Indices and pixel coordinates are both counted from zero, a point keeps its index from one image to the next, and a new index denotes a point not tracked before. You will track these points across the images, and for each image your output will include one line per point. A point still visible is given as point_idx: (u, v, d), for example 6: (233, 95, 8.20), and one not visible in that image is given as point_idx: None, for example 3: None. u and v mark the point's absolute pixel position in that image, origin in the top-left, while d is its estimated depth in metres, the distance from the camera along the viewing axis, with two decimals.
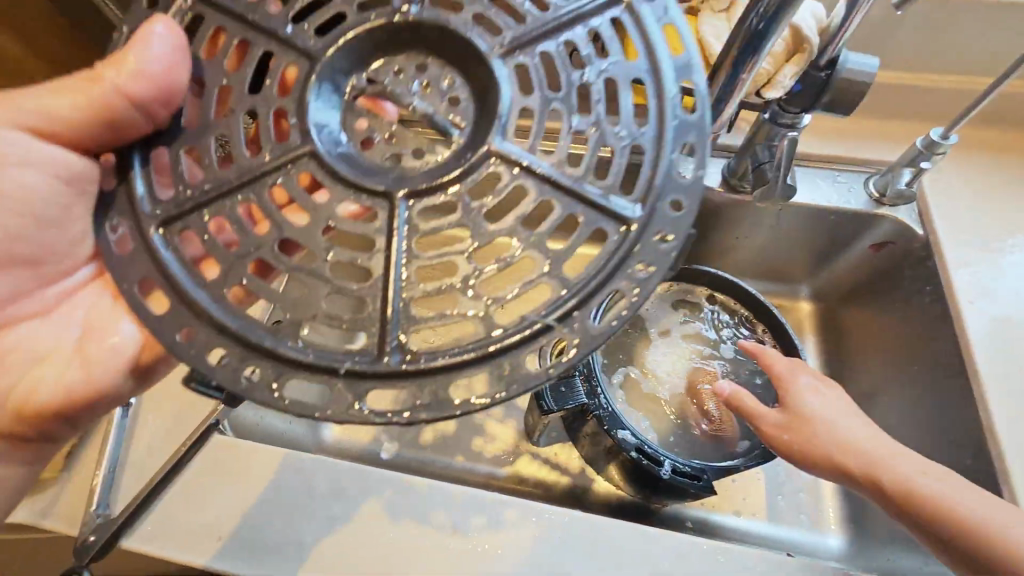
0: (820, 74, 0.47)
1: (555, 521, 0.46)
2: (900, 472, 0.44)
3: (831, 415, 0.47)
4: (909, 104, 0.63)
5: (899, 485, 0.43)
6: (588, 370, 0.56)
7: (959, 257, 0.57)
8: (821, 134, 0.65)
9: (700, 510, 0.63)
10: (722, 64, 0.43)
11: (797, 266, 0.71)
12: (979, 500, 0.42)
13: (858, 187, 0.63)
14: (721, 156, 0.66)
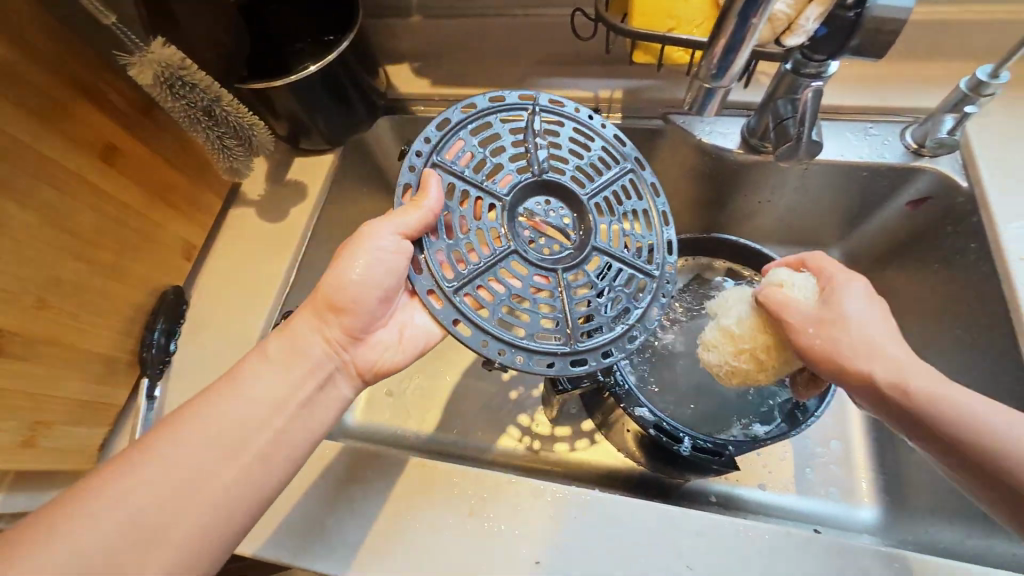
0: (847, 14, 0.42)
1: (569, 502, 0.44)
2: (918, 390, 0.39)
3: (897, 354, 0.41)
4: (952, 43, 0.57)
5: (902, 390, 0.40)
6: None
7: (1009, 211, 0.52)
8: (851, 84, 0.60)
9: (725, 485, 0.62)
10: (730, 7, 0.35)
11: (827, 229, 0.67)
12: (959, 391, 0.39)
13: (893, 140, 0.58)
14: (739, 115, 0.62)
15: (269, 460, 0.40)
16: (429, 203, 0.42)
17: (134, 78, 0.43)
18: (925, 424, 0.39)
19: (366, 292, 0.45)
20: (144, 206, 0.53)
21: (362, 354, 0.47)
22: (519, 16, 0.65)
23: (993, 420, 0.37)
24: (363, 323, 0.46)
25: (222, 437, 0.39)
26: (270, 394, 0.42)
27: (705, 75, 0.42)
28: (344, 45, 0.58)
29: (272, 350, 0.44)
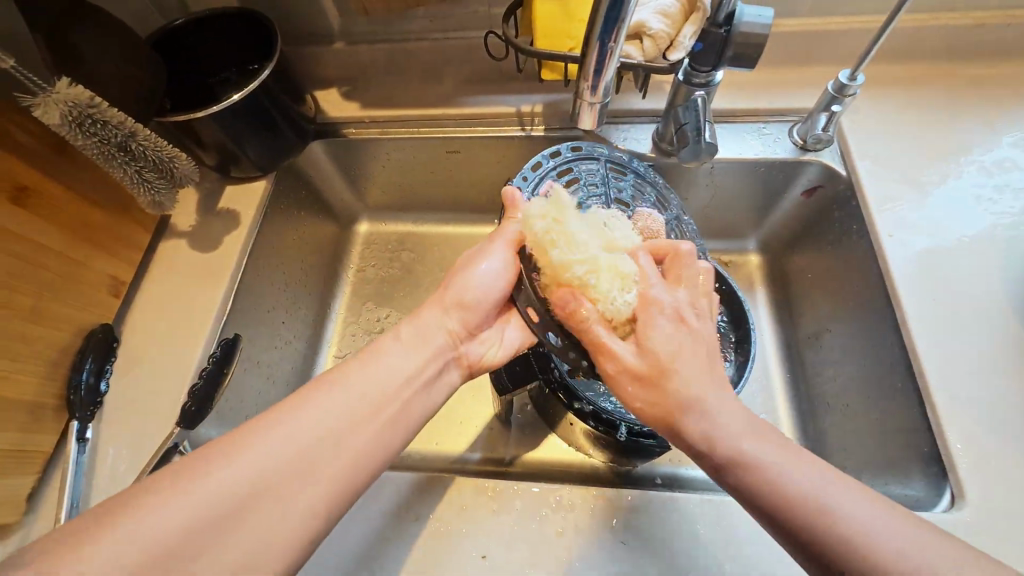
0: (719, 31, 0.47)
1: (509, 495, 0.46)
2: (767, 472, 0.34)
3: (762, 449, 0.35)
4: (824, 50, 0.65)
5: (733, 453, 0.35)
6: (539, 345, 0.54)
7: (879, 195, 0.59)
8: (743, 89, 0.67)
9: (669, 466, 0.64)
10: (590, 35, 0.40)
11: (741, 221, 0.72)
12: (827, 488, 0.33)
13: (783, 138, 0.64)
14: (650, 122, 0.67)
15: (397, 423, 0.40)
16: (522, 211, 0.48)
17: (40, 119, 0.42)
18: (766, 509, 0.34)
19: (493, 291, 0.47)
20: (65, 246, 0.52)
21: (474, 347, 0.49)
22: (439, 38, 0.69)
23: (887, 525, 0.32)
24: (482, 317, 0.48)
25: (366, 400, 0.39)
26: (403, 368, 0.43)
27: (585, 93, 0.46)
28: (266, 73, 0.59)
29: (407, 333, 0.45)
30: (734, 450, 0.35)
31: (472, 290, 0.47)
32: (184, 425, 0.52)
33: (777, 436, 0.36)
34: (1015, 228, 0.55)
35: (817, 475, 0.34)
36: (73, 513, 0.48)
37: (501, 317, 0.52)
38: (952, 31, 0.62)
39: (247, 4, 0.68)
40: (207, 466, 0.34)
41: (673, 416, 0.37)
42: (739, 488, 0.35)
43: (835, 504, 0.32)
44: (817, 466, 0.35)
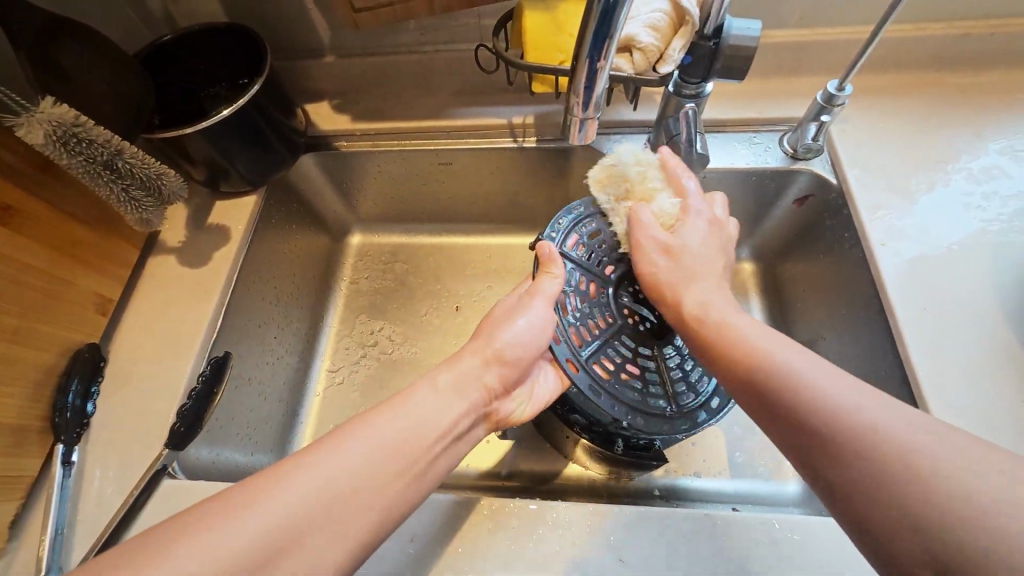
0: (708, 44, 0.48)
1: (506, 512, 0.45)
2: (822, 399, 0.33)
3: (815, 372, 0.35)
4: (811, 60, 0.65)
5: (766, 375, 0.37)
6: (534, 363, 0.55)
7: (870, 203, 0.59)
8: (733, 99, 0.67)
9: (667, 477, 0.63)
10: (579, 52, 0.40)
11: (734, 229, 0.73)
12: (878, 409, 0.31)
13: (773, 147, 0.65)
14: (642, 133, 0.67)
15: (423, 479, 0.40)
16: (559, 270, 0.50)
17: (24, 140, 0.42)
18: (791, 411, 0.34)
19: (530, 348, 0.48)
20: (50, 265, 0.51)
21: (504, 404, 0.49)
22: (431, 51, 0.69)
23: (957, 449, 0.28)
24: (518, 372, 0.48)
25: (401, 449, 0.39)
26: (438, 422, 0.42)
27: (574, 108, 0.46)
28: (255, 88, 0.58)
29: (444, 382, 0.45)
30: (765, 376, 0.37)
31: (511, 344, 0.47)
32: (172, 446, 0.51)
33: (828, 363, 0.36)
34: (1003, 234, 0.55)
35: (887, 409, 0.31)
36: (57, 540, 0.47)
37: (535, 370, 0.53)
38: (936, 40, 0.63)
39: (236, 19, 0.67)
40: (232, 511, 0.33)
41: (715, 352, 0.42)
42: (778, 404, 0.35)
43: (897, 437, 0.29)
44: (877, 397, 0.32)
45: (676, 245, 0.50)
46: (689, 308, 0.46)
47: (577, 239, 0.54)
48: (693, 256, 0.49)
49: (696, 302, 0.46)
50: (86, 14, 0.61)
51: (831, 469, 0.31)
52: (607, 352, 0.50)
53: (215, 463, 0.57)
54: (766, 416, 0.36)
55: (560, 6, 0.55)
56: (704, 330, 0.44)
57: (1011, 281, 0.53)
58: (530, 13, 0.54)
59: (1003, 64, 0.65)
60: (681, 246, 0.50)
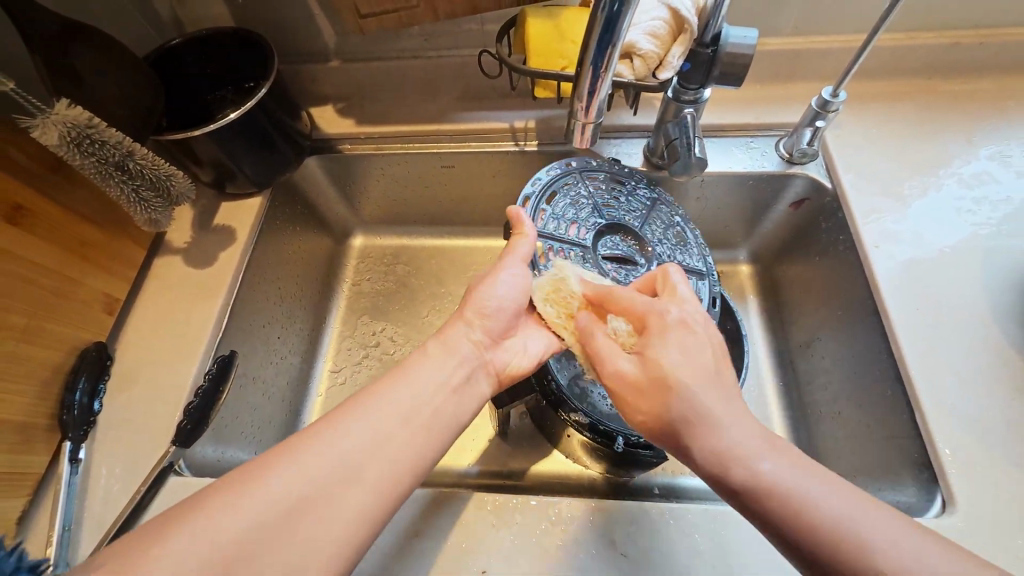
0: (705, 51, 0.50)
1: (508, 508, 0.46)
2: (801, 509, 0.33)
3: (783, 470, 0.35)
4: (806, 68, 0.67)
5: (754, 490, 0.35)
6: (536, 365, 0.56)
7: (865, 207, 0.60)
8: (731, 105, 0.68)
9: (665, 476, 0.64)
10: (583, 59, 0.41)
11: (731, 232, 0.74)
12: (830, 494, 0.34)
13: (769, 152, 0.66)
14: (641, 137, 0.68)
15: (431, 429, 0.40)
16: (528, 228, 0.49)
17: (39, 140, 0.43)
18: (775, 519, 0.34)
19: (512, 302, 0.49)
20: (59, 265, 0.51)
21: (499, 355, 0.48)
22: (434, 57, 0.70)
23: (935, 558, 0.31)
24: (504, 325, 0.49)
25: (401, 410, 0.40)
26: (434, 380, 0.43)
27: (578, 112, 0.47)
28: (262, 91, 0.59)
29: (433, 346, 0.46)
30: (756, 482, 0.35)
31: (494, 299, 0.48)
32: (179, 444, 0.52)
33: (795, 455, 0.36)
34: (994, 237, 0.57)
35: (857, 505, 0.33)
36: (64, 537, 0.47)
37: (526, 326, 0.52)
38: (927, 49, 0.65)
39: (243, 24, 0.68)
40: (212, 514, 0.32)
41: (679, 433, 0.39)
42: (763, 518, 0.35)
43: (887, 544, 0.31)
44: (848, 490, 0.34)
45: (651, 365, 0.41)
46: (604, 356, 0.44)
47: (549, 207, 0.54)
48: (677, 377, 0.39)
49: (665, 356, 0.41)
50: (94, 17, 0.62)
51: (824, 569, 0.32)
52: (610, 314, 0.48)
53: (220, 460, 0.57)
54: (748, 514, 0.36)
55: (563, 14, 0.56)
56: (670, 402, 0.39)
57: (1001, 283, 0.54)
58: (532, 22, 0.56)
59: (992, 73, 0.67)
60: (685, 323, 0.43)
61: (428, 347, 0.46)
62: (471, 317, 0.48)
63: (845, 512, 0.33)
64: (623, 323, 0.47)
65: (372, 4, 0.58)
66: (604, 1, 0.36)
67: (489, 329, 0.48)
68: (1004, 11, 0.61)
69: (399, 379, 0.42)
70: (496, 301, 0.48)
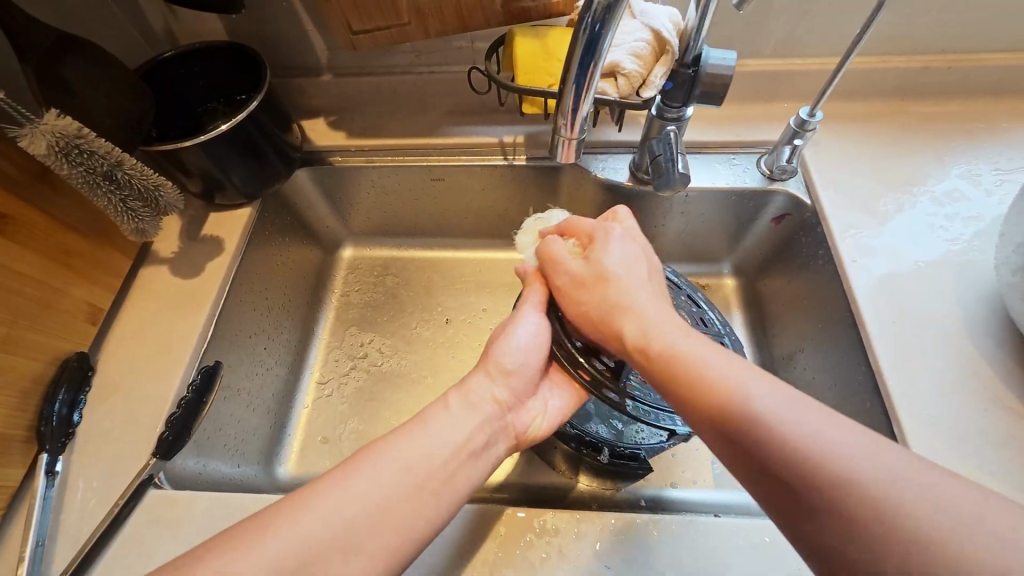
0: (687, 71, 0.51)
1: (492, 520, 0.46)
2: (792, 431, 0.31)
3: (771, 398, 0.33)
4: (784, 89, 0.69)
5: (755, 411, 0.33)
6: None
7: (843, 223, 0.62)
8: (713, 123, 0.71)
9: (652, 488, 0.64)
10: (565, 78, 0.43)
11: (716, 247, 0.76)
12: (812, 423, 0.31)
13: (751, 168, 0.68)
14: (626, 153, 0.70)
15: (442, 495, 0.40)
16: (535, 279, 0.54)
17: (26, 149, 0.43)
18: (770, 450, 0.31)
19: (532, 358, 0.49)
20: (42, 273, 0.51)
21: (521, 416, 0.48)
22: (425, 73, 0.71)
23: (905, 463, 0.29)
24: (526, 383, 0.48)
25: (412, 471, 0.39)
26: (450, 440, 0.42)
27: (561, 127, 0.48)
28: (253, 104, 0.60)
29: (455, 402, 0.45)
30: (695, 390, 0.36)
31: (514, 354, 0.48)
32: (160, 456, 0.51)
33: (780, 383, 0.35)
34: (967, 252, 0.58)
35: (825, 417, 0.32)
36: (37, 553, 0.46)
37: (547, 383, 0.51)
38: (898, 72, 0.68)
39: (236, 38, 0.70)
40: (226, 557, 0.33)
41: (668, 373, 0.38)
42: (740, 445, 0.33)
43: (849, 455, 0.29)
44: (838, 421, 0.32)
45: (595, 264, 0.47)
46: (631, 336, 0.42)
47: None
48: (615, 272, 0.46)
49: (636, 331, 0.41)
50: (89, 29, 0.63)
51: (781, 488, 0.31)
52: (614, 360, 0.50)
53: (201, 474, 0.56)
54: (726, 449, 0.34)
55: (550, 35, 0.58)
56: (622, 327, 0.43)
57: (974, 296, 0.56)
58: (521, 41, 0.58)
59: (961, 94, 0.69)
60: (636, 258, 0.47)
61: (447, 399, 0.45)
62: (493, 364, 0.48)
63: (787, 430, 0.31)
64: (574, 242, 0.52)
65: (364, 21, 0.59)
66: (586, 23, 0.38)
67: (520, 378, 0.48)
68: (969, 37, 0.64)
69: (424, 437, 0.42)
70: (513, 356, 0.48)
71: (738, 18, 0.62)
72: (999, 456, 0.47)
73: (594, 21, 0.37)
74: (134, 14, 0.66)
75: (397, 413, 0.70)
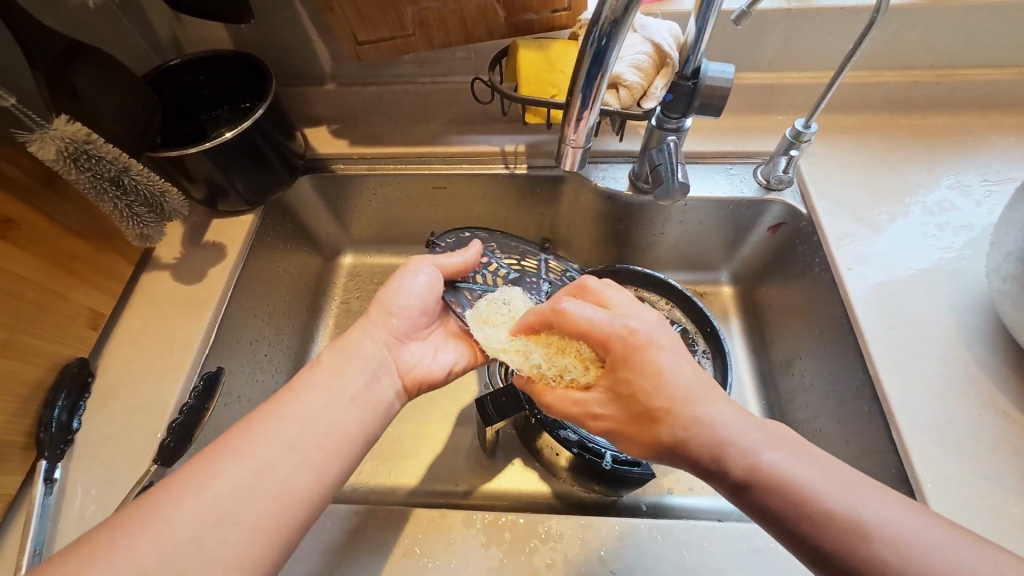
0: (687, 83, 0.52)
1: (498, 527, 0.46)
2: (818, 499, 0.34)
3: (806, 472, 0.36)
4: (780, 102, 0.71)
5: (778, 480, 0.36)
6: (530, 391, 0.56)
7: (839, 232, 0.63)
8: (711, 134, 0.72)
9: (654, 495, 0.64)
10: (573, 89, 0.44)
11: (713, 255, 0.77)
12: (853, 493, 0.35)
13: (748, 178, 0.69)
14: (626, 162, 0.71)
15: (325, 456, 0.40)
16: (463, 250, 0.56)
17: (35, 154, 0.43)
18: (809, 529, 0.34)
19: (421, 305, 0.53)
20: (45, 279, 0.51)
21: (405, 357, 0.51)
22: (428, 82, 0.72)
23: (923, 526, 0.33)
24: (409, 327, 0.52)
25: (299, 435, 0.40)
26: (336, 403, 0.43)
27: (568, 137, 0.49)
28: (259, 112, 0.61)
29: (333, 352, 0.47)
30: (743, 456, 0.37)
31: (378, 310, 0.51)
32: (160, 462, 0.51)
33: (803, 449, 0.38)
34: (959, 261, 0.60)
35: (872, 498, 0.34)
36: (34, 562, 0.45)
37: (435, 338, 0.55)
38: (887, 87, 0.70)
39: (241, 47, 0.70)
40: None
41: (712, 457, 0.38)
42: (786, 522, 0.35)
43: (908, 535, 0.32)
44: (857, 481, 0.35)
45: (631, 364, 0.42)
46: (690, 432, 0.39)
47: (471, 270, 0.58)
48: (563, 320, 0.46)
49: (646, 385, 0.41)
50: (100, 40, 0.63)
51: (821, 558, 0.34)
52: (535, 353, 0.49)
53: None
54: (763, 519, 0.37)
55: (553, 47, 0.59)
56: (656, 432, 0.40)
57: (967, 302, 0.57)
58: (525, 53, 0.59)
59: (948, 108, 0.71)
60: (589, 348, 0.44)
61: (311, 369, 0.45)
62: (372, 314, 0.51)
63: (836, 500, 0.34)
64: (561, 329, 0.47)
65: (369, 32, 0.60)
66: (594, 36, 0.39)
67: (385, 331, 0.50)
68: (955, 53, 0.67)
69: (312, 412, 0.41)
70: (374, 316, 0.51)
71: (735, 34, 0.64)
72: (995, 461, 0.48)
73: (601, 35, 0.38)
74: (141, 23, 0.66)
75: (396, 420, 0.70)
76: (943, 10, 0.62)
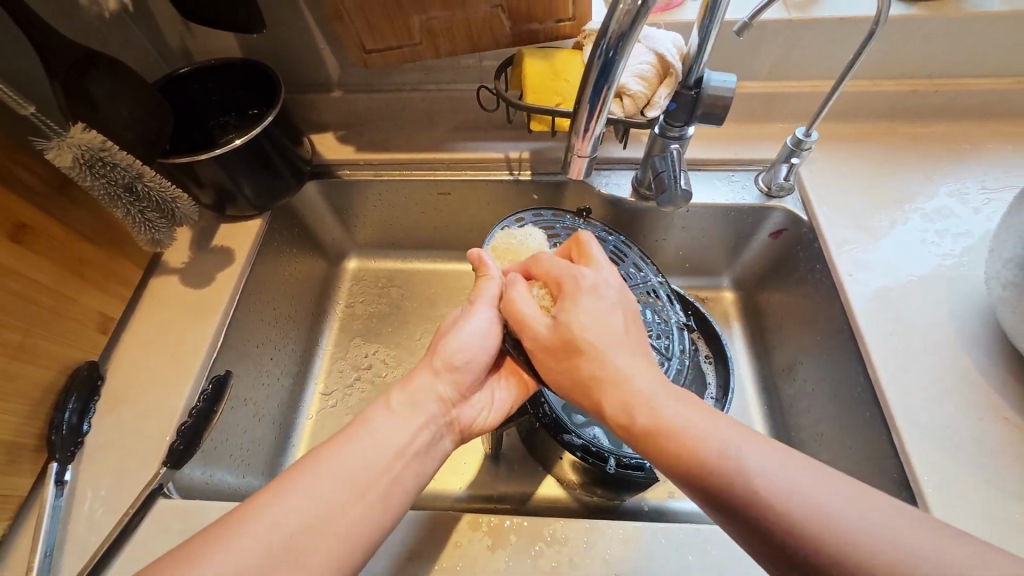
0: (689, 92, 0.53)
1: (503, 531, 0.46)
2: (762, 484, 0.31)
3: (760, 460, 0.33)
4: (780, 110, 0.72)
5: (733, 471, 0.33)
6: (534, 394, 0.57)
7: (839, 239, 0.64)
8: (713, 141, 0.73)
9: (656, 499, 0.64)
10: (581, 99, 0.45)
11: (715, 261, 0.78)
12: (808, 481, 0.31)
13: (749, 185, 0.70)
14: (629, 169, 0.72)
15: (387, 500, 0.40)
16: (493, 271, 0.52)
17: (52, 161, 0.44)
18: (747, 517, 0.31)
19: (481, 353, 0.49)
20: (58, 284, 0.52)
21: (466, 411, 0.50)
22: (433, 90, 0.74)
23: (888, 525, 0.28)
24: (473, 378, 0.49)
25: (353, 479, 0.39)
26: (393, 442, 0.43)
27: (575, 145, 0.50)
28: (268, 119, 0.62)
29: (397, 401, 0.46)
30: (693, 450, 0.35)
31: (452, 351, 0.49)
32: (169, 465, 0.51)
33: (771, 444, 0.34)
34: (958, 267, 0.61)
35: (831, 489, 0.31)
36: (45, 564, 0.46)
37: (494, 378, 0.53)
38: (885, 95, 0.71)
39: (250, 55, 0.71)
40: None
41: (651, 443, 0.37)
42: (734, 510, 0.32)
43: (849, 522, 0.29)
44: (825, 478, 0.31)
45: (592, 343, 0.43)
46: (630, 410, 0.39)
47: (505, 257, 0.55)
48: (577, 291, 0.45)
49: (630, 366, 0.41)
50: (112, 49, 0.64)
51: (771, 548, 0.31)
52: None
53: (207, 484, 0.56)
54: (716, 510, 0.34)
55: (558, 56, 0.61)
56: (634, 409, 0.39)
57: (966, 309, 0.58)
58: (531, 62, 0.60)
59: (947, 116, 0.72)
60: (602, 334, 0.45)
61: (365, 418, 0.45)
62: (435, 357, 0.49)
63: (781, 483, 0.31)
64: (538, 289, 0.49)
65: (377, 41, 0.61)
66: (602, 48, 0.40)
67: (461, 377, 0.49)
68: (953, 64, 0.68)
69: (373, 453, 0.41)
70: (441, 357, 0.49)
71: (736, 44, 0.65)
72: (995, 465, 0.49)
73: (609, 47, 0.39)
74: (152, 30, 0.68)
75: None
76: (940, 21, 0.64)
